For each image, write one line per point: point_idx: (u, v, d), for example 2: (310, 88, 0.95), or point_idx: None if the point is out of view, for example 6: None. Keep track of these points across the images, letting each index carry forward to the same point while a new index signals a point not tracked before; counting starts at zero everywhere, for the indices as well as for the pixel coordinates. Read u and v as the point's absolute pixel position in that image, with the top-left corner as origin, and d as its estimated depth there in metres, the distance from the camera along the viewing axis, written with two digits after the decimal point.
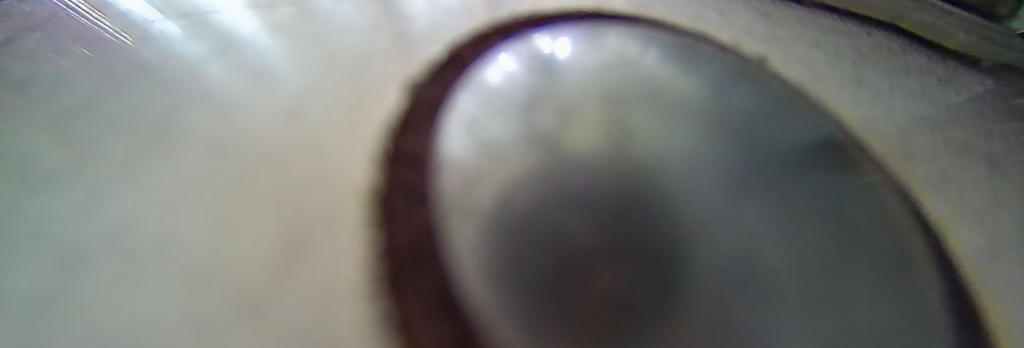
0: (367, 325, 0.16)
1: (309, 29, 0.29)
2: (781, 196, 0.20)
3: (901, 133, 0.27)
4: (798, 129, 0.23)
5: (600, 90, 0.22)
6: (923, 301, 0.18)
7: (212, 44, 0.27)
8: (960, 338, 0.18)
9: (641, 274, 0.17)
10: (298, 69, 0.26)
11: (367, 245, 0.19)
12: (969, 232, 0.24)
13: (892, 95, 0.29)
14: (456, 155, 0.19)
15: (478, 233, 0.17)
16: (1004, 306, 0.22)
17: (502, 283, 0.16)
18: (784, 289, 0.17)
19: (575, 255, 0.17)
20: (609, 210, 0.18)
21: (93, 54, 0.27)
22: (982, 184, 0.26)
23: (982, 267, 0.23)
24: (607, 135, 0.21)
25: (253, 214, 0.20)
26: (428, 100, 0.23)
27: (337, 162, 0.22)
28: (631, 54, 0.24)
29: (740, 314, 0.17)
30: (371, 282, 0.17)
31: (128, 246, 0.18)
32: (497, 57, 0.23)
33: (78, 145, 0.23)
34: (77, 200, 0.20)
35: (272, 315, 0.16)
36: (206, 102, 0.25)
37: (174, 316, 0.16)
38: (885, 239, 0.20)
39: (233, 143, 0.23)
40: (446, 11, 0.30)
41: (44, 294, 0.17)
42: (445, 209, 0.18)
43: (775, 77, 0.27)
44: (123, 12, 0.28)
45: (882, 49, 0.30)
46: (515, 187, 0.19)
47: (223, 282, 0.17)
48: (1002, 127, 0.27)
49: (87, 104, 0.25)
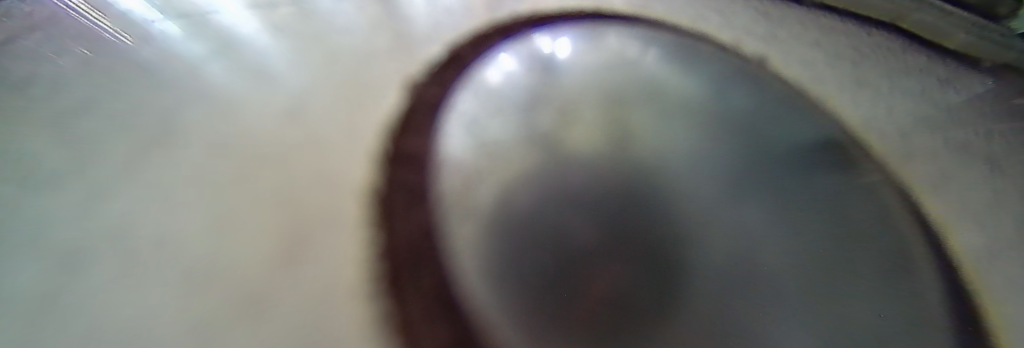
0: (367, 325, 0.15)
1: (310, 29, 0.29)
2: (779, 195, 0.20)
3: (901, 133, 0.27)
4: (799, 130, 0.23)
5: (600, 90, 0.22)
6: (921, 300, 0.18)
7: (212, 44, 0.27)
8: (960, 339, 0.18)
9: (640, 275, 0.17)
10: (298, 69, 0.26)
11: (366, 246, 0.19)
12: (969, 233, 0.24)
13: (892, 95, 0.28)
14: (457, 155, 0.19)
15: (478, 233, 0.17)
16: (1004, 307, 0.22)
17: (501, 283, 0.16)
18: (785, 289, 0.17)
19: (576, 255, 0.17)
20: (609, 210, 0.18)
21: (93, 54, 0.27)
22: (982, 184, 0.26)
23: (982, 268, 0.23)
24: (608, 134, 0.21)
25: (253, 213, 0.20)
26: (427, 100, 0.23)
27: (337, 161, 0.22)
28: (632, 54, 0.24)
29: (740, 314, 0.17)
30: (372, 282, 0.17)
31: (129, 247, 0.18)
32: (497, 57, 0.23)
33: (78, 145, 0.23)
34: (78, 201, 0.20)
35: (272, 315, 0.16)
36: (206, 101, 0.25)
37: (174, 316, 0.16)
38: (884, 239, 0.20)
39: (233, 143, 0.23)
40: (446, 11, 0.30)
41: (45, 294, 0.17)
42: (445, 209, 0.18)
43: (774, 77, 0.27)
44: (123, 12, 0.28)
45: (882, 49, 0.30)
46: (515, 186, 0.19)
47: (222, 282, 0.17)
48: (1003, 127, 0.27)
49: (87, 104, 0.25)
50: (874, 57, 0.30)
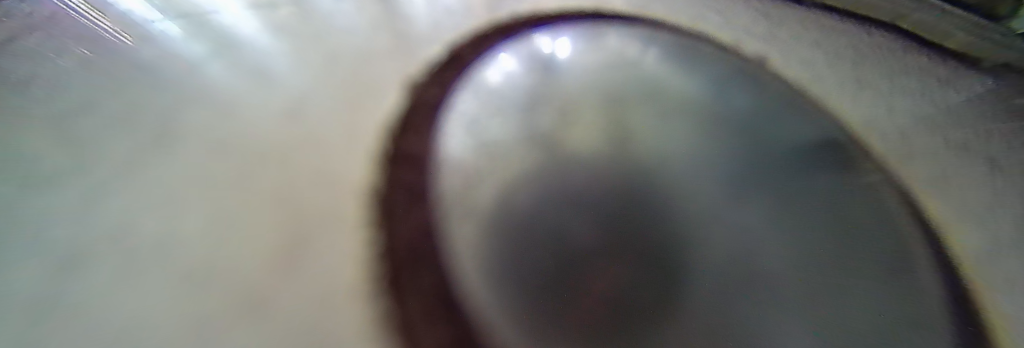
0: (367, 324, 0.16)
1: (310, 29, 0.29)
2: (780, 195, 0.20)
3: (902, 132, 0.27)
4: (798, 130, 0.23)
5: (600, 91, 0.22)
6: (920, 301, 0.18)
7: (211, 44, 0.27)
8: (960, 338, 0.18)
9: (641, 275, 0.17)
10: (297, 69, 0.26)
11: (366, 245, 0.19)
12: (967, 233, 0.24)
13: (894, 94, 0.28)
14: (456, 156, 0.19)
15: (478, 233, 0.17)
16: (1003, 307, 0.21)
17: (501, 283, 0.16)
18: (784, 290, 0.17)
19: (576, 255, 0.17)
20: (610, 210, 0.18)
21: (93, 54, 0.27)
22: (982, 184, 0.26)
23: (979, 267, 0.23)
24: (607, 134, 0.21)
25: (253, 213, 0.20)
26: (428, 101, 0.23)
27: (337, 161, 0.22)
28: (632, 54, 0.24)
29: (742, 314, 0.16)
30: (371, 282, 0.17)
31: (132, 247, 0.18)
32: (497, 57, 0.23)
33: (77, 145, 0.23)
34: (77, 201, 0.20)
35: (272, 315, 0.16)
36: (205, 101, 0.25)
37: (171, 317, 0.16)
38: (884, 240, 0.20)
39: (233, 143, 0.23)
40: (446, 11, 0.30)
41: (45, 294, 0.17)
42: (445, 210, 0.18)
43: (774, 76, 0.27)
44: (123, 12, 0.28)
45: (882, 49, 0.30)
46: (515, 186, 0.19)
47: (223, 281, 0.17)
48: (1005, 127, 0.27)
49: (85, 103, 0.25)
50: (873, 57, 0.30)
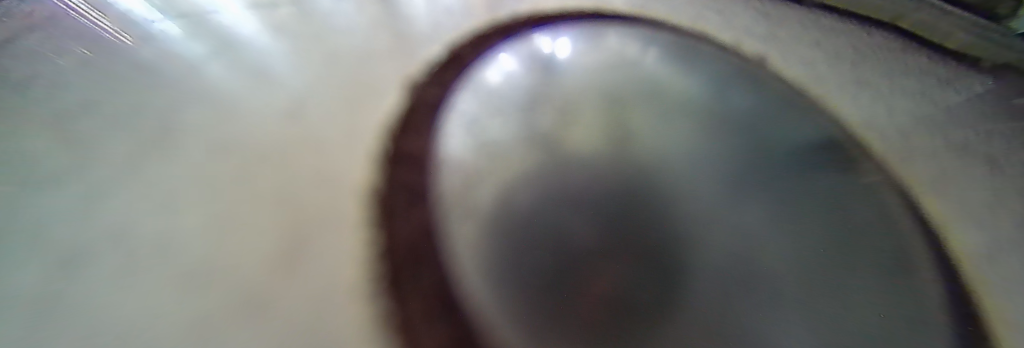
0: (366, 324, 0.16)
1: (310, 28, 0.29)
2: (781, 195, 0.20)
3: (902, 132, 0.27)
4: (799, 130, 0.23)
5: (600, 90, 0.22)
6: (921, 301, 0.18)
7: (212, 43, 0.27)
8: (963, 337, 0.18)
9: (641, 275, 0.17)
10: (298, 69, 0.26)
11: (366, 245, 0.19)
12: (967, 233, 0.24)
13: (894, 94, 0.28)
14: (456, 156, 0.19)
15: (478, 233, 0.17)
16: (1008, 307, 0.21)
17: (503, 284, 0.16)
18: (786, 291, 0.17)
19: (576, 254, 0.17)
20: (609, 211, 0.18)
21: (92, 54, 0.27)
22: (982, 185, 0.26)
23: (981, 266, 0.23)
24: (607, 134, 0.21)
25: (253, 213, 0.20)
26: (428, 101, 0.23)
27: (337, 161, 0.22)
28: (632, 54, 0.24)
29: (740, 314, 0.16)
30: (372, 283, 0.17)
31: (130, 248, 0.18)
32: (497, 57, 0.23)
33: (75, 145, 0.22)
34: (75, 203, 0.20)
35: (270, 316, 0.16)
36: (205, 102, 0.25)
37: (172, 317, 0.16)
38: (885, 239, 0.20)
39: (234, 143, 0.23)
40: (446, 11, 0.30)
41: (44, 294, 0.17)
42: (445, 211, 0.18)
43: (773, 77, 0.27)
44: (123, 12, 0.28)
45: (881, 50, 0.30)
46: (515, 186, 0.19)
47: (223, 282, 0.17)
48: (1003, 127, 0.27)
49: (84, 103, 0.25)
50: (873, 57, 0.30)
